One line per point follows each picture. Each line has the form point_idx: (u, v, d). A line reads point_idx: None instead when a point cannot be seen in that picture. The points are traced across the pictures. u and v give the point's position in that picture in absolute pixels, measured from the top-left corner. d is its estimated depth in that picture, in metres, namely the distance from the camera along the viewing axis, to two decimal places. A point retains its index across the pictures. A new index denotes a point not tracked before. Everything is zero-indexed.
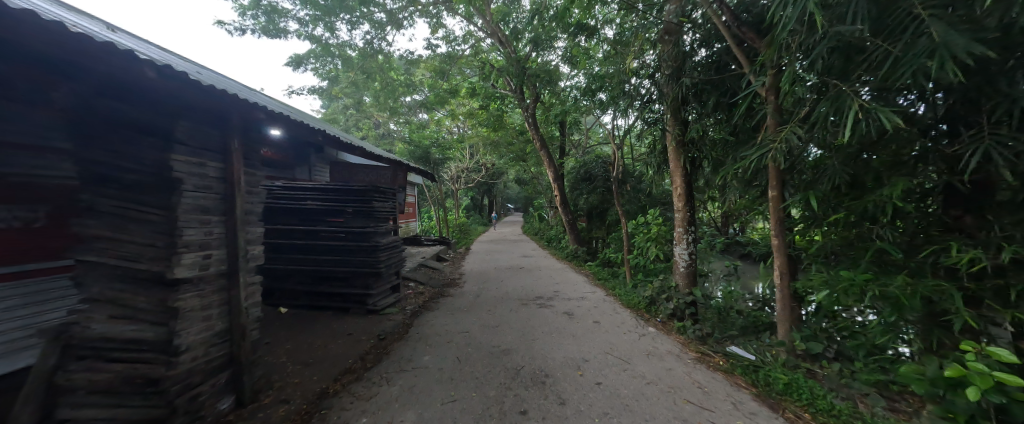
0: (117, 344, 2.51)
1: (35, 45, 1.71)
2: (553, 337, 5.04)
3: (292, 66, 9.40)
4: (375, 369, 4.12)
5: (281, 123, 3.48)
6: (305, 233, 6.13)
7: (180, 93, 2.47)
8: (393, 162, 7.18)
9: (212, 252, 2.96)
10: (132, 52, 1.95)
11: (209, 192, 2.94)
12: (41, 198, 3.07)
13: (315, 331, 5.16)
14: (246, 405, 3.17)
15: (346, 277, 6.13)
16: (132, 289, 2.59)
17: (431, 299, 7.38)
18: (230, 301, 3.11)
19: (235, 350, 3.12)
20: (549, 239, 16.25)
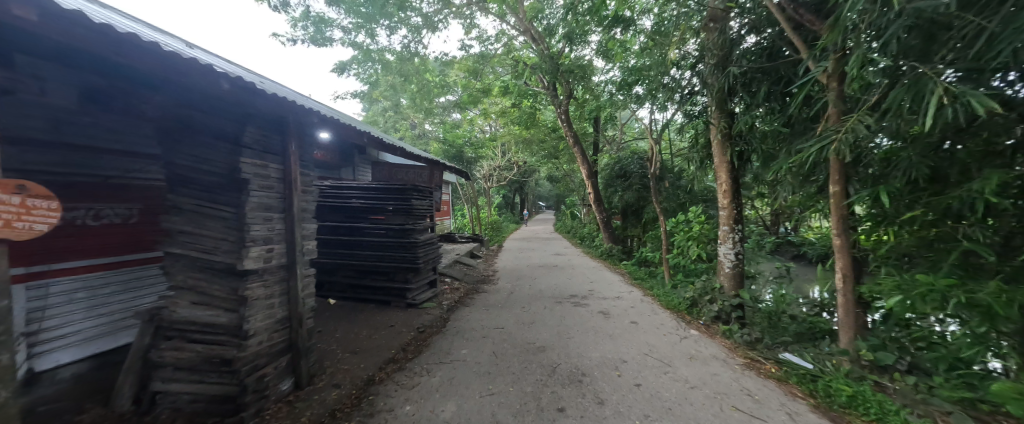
0: (198, 327, 2.88)
1: (137, 63, 1.96)
2: (590, 336, 4.99)
3: (337, 72, 9.97)
4: (416, 360, 4.31)
5: (332, 126, 3.69)
6: (350, 230, 6.49)
7: (247, 101, 2.71)
8: (431, 161, 7.44)
9: (275, 246, 3.21)
10: (210, 67, 2.18)
11: (271, 191, 3.20)
12: (136, 196, 3.52)
13: (361, 322, 5.47)
14: (304, 388, 3.43)
15: (388, 272, 6.43)
16: (209, 279, 2.93)
17: (467, 295, 7.56)
18: (289, 291, 3.37)
19: (293, 336, 3.39)
20: (582, 237, 16.02)
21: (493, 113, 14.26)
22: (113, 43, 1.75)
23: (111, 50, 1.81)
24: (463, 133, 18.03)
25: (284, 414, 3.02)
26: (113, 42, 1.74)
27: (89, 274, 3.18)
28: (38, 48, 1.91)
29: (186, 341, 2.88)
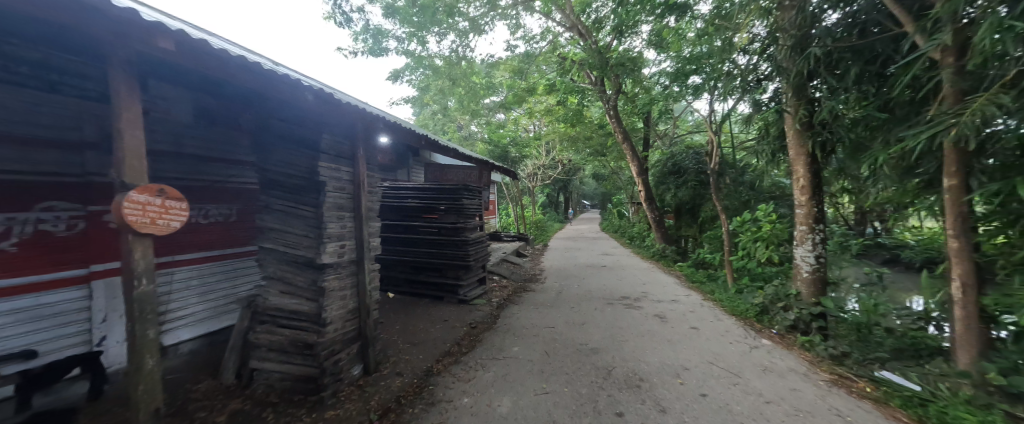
0: (285, 313, 3.30)
1: (242, 80, 2.25)
2: (644, 340, 4.78)
3: (392, 79, 10.58)
4: (470, 354, 4.44)
5: (394, 130, 3.91)
6: (406, 228, 6.87)
7: (324, 110, 2.97)
8: (481, 162, 7.61)
9: (346, 242, 3.50)
10: (299, 81, 2.45)
11: (343, 192, 3.48)
12: (235, 198, 4.04)
13: (418, 316, 5.76)
14: (371, 374, 3.70)
15: (440, 268, 6.70)
16: (294, 271, 3.30)
17: (515, 293, 7.62)
18: (359, 283, 3.65)
19: (362, 326, 3.67)
20: (631, 236, 15.37)
21: (539, 111, 14.16)
22: (231, 66, 2.06)
23: (223, 70, 2.10)
24: (508, 133, 18.15)
25: (355, 396, 3.29)
26: (229, 64, 2.06)
27: (201, 265, 3.71)
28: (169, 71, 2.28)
29: (277, 326, 3.33)
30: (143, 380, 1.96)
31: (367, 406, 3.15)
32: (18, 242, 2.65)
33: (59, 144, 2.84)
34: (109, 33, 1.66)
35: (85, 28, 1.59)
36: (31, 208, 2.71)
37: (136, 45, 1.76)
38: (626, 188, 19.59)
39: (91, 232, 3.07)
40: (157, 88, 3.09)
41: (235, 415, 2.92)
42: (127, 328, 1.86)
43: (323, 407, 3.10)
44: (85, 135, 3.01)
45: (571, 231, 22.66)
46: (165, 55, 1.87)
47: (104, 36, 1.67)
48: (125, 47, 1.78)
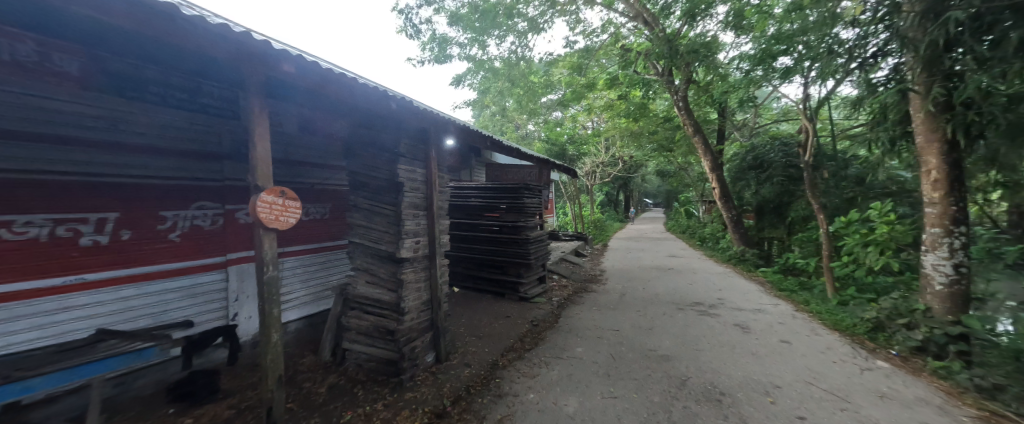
0: (370, 301, 3.65)
1: (341, 93, 2.66)
2: (722, 351, 4.36)
3: (454, 84, 11.05)
4: (533, 351, 4.47)
5: (461, 131, 4.09)
6: (470, 226, 7.14)
7: (402, 115, 3.23)
8: (541, 160, 7.60)
9: (421, 238, 3.75)
10: (384, 93, 2.81)
11: (417, 192, 3.73)
12: (328, 197, 4.57)
13: (482, 310, 5.96)
14: (442, 362, 3.92)
15: (502, 265, 6.83)
16: (378, 264, 3.65)
17: (576, 293, 7.47)
18: (431, 277, 3.88)
19: (434, 317, 3.90)
20: (702, 237, 14.10)
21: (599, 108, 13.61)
22: (329, 81, 2.43)
23: (325, 86, 2.51)
24: (566, 131, 17.80)
25: (430, 381, 3.52)
26: (327, 80, 2.43)
27: (303, 256, 4.25)
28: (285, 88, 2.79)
29: (363, 312, 3.70)
30: (270, 351, 2.36)
31: (441, 392, 3.35)
32: (179, 233, 3.36)
33: (204, 154, 3.51)
34: (242, 59, 2.09)
35: (228, 56, 2.04)
36: (188, 206, 3.41)
37: (260, 68, 2.18)
38: (696, 185, 18.06)
39: (226, 226, 3.73)
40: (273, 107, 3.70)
41: (332, 388, 3.38)
42: (260, 308, 2.30)
43: (402, 389, 3.37)
44: (223, 146, 3.65)
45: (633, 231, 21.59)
46: (280, 73, 2.28)
47: (237, 61, 2.12)
48: (252, 70, 2.21)
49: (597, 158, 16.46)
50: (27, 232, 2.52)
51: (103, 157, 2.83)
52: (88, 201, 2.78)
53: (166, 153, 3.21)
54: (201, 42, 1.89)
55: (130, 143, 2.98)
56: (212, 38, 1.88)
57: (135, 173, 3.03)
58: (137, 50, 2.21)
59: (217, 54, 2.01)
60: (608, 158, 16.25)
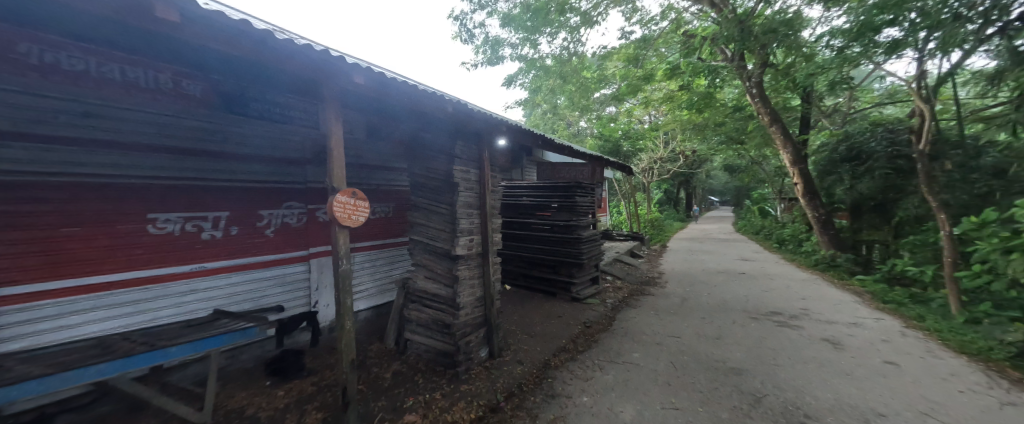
0: (428, 295, 3.82)
1: (405, 101, 2.82)
2: (806, 368, 3.85)
3: (505, 85, 11.18)
4: (587, 353, 4.35)
5: (513, 131, 4.10)
6: (521, 225, 7.16)
7: (456, 118, 3.34)
8: (595, 158, 7.37)
9: (475, 237, 3.83)
10: (442, 98, 2.95)
11: (471, 191, 3.81)
12: (391, 197, 4.87)
13: (533, 309, 5.94)
14: (496, 357, 3.97)
15: (553, 265, 6.75)
16: (435, 260, 3.80)
17: (632, 296, 7.13)
18: (485, 274, 3.95)
19: (488, 313, 3.96)
20: (780, 239, 12.65)
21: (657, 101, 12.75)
22: (393, 90, 2.60)
23: (390, 94, 2.68)
24: (620, 126, 16.91)
25: (484, 376, 3.58)
26: (392, 89, 2.60)
27: (368, 251, 4.57)
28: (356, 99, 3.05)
29: (422, 305, 3.89)
30: (343, 336, 2.57)
31: (495, 387, 3.39)
32: (273, 229, 3.82)
33: (292, 159, 3.97)
34: (324, 77, 2.31)
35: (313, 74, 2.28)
36: (279, 206, 3.86)
37: (338, 83, 2.40)
38: (772, 181, 16.25)
39: (309, 224, 4.15)
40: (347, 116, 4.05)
41: (395, 374, 3.60)
42: (335, 298, 2.51)
43: (458, 381, 3.47)
44: (307, 153, 4.07)
45: (696, 231, 20.09)
46: (354, 87, 2.49)
47: (320, 79, 2.35)
48: (329, 85, 2.44)
49: (655, 153, 15.53)
50: (165, 228, 3.09)
51: (216, 166, 3.36)
52: (204, 202, 3.31)
53: (261, 159, 3.69)
54: (291, 62, 2.13)
55: (234, 152, 3.48)
56: (300, 59, 2.12)
57: (240, 178, 3.54)
58: (240, 71, 2.57)
59: (306, 73, 2.26)
60: (667, 154, 15.25)
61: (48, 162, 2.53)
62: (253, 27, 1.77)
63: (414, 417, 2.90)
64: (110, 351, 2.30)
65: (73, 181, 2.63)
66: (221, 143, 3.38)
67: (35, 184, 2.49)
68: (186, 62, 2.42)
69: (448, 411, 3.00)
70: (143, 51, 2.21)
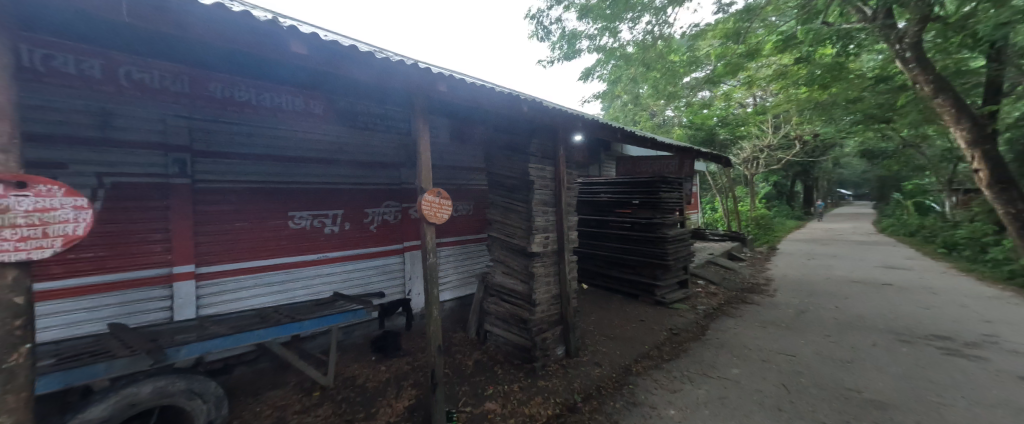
0: (506, 290, 4.01)
1: (486, 105, 3.02)
2: (982, 413, 2.98)
3: (583, 79, 10.95)
4: (674, 363, 4.07)
5: (590, 126, 4.03)
6: (600, 223, 6.98)
7: (532, 116, 3.44)
8: (682, 149, 6.78)
9: (550, 234, 3.88)
10: (520, 98, 3.08)
11: (546, 189, 3.87)
12: (472, 196, 5.20)
13: (613, 310, 5.77)
14: (573, 357, 3.97)
15: (635, 265, 6.46)
16: (512, 256, 3.97)
17: (728, 303, 6.42)
18: (560, 272, 3.97)
19: (564, 312, 3.98)
20: (950, 243, 9.93)
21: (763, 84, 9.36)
22: (473, 94, 2.80)
23: (473, 99, 2.90)
24: (714, 110, 13.29)
25: (560, 374, 3.62)
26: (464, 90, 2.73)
27: (452, 247, 4.97)
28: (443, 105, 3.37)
29: (500, 299, 4.09)
30: (432, 324, 2.85)
31: (572, 386, 3.41)
32: (375, 225, 4.39)
33: (390, 163, 4.51)
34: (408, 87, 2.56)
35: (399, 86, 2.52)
36: (380, 205, 4.42)
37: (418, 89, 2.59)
38: (937, 168, 12.73)
39: (404, 220, 4.66)
40: (434, 122, 4.46)
41: (477, 363, 3.86)
42: (425, 288, 2.79)
43: (535, 375, 3.59)
44: (401, 156, 4.59)
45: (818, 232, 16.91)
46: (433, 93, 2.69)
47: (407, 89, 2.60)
48: (419, 96, 2.71)
49: (761, 141, 13.35)
50: (300, 224, 3.79)
51: (334, 171, 4.02)
52: (326, 202, 3.96)
53: (366, 163, 4.29)
54: (375, 74, 2.36)
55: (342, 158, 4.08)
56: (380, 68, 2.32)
57: (351, 181, 4.15)
58: (352, 88, 3.04)
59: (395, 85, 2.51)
60: (778, 140, 12.99)
61: (227, 172, 3.34)
62: (362, 52, 2.11)
63: (494, 405, 3.09)
64: (265, 321, 2.93)
65: (238, 187, 3.41)
66: (337, 152, 4.02)
67: (219, 189, 3.32)
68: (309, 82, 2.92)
69: (525, 404, 3.12)
70: (285, 76, 2.74)
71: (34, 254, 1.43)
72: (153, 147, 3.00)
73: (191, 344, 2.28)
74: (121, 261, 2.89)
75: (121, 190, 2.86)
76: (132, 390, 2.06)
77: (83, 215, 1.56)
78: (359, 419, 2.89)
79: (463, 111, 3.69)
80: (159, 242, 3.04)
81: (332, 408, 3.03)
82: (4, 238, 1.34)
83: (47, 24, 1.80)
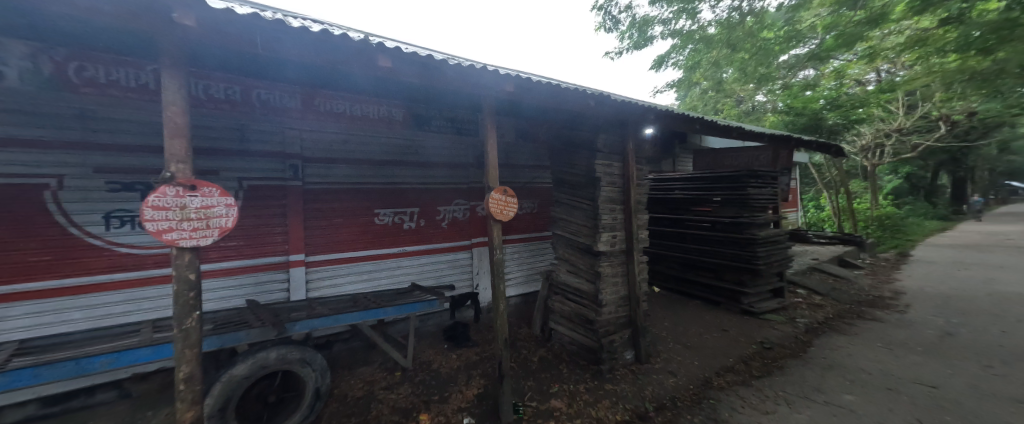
0: (571, 288, 4.00)
1: (551, 101, 3.03)
2: None
3: (655, 67, 10.32)
4: (765, 381, 3.65)
5: (663, 118, 3.80)
6: (673, 222, 6.55)
7: (598, 110, 3.37)
8: (776, 139, 6.02)
9: (618, 233, 3.77)
10: (584, 93, 3.04)
11: (614, 186, 3.77)
12: (537, 194, 5.26)
13: (689, 317, 5.38)
14: (643, 363, 3.81)
15: (716, 269, 5.94)
16: (576, 254, 3.96)
17: (835, 318, 5.54)
18: (629, 273, 3.84)
19: (633, 314, 3.84)
20: None
21: (902, 49, 5.96)
22: (540, 92, 2.84)
23: (538, 98, 2.94)
24: (820, 94, 9.68)
25: (630, 379, 3.51)
26: (459, 75, 2.49)
27: (518, 244, 5.10)
28: (508, 105, 3.49)
29: (566, 297, 4.11)
30: (499, 317, 2.97)
31: (643, 394, 3.28)
32: (447, 222, 4.70)
33: (460, 163, 4.77)
34: (420, 79, 2.43)
35: (402, 79, 2.37)
36: (451, 203, 4.71)
37: (423, 79, 2.44)
38: None
39: (473, 217, 4.91)
40: (501, 123, 4.62)
41: (543, 359, 3.91)
42: (492, 282, 2.92)
43: (603, 378, 3.52)
44: (469, 157, 4.84)
45: (974, 236, 13.47)
46: (438, 83, 2.52)
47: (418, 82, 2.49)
48: (487, 98, 2.83)
49: (887, 123, 10.91)
50: (385, 221, 4.22)
51: (411, 172, 4.38)
52: (405, 201, 4.35)
53: (440, 164, 4.60)
54: (381, 69, 2.28)
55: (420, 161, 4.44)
56: (381, 61, 2.21)
57: (428, 181, 4.51)
58: (428, 94, 3.31)
59: (404, 81, 2.40)
60: (912, 123, 10.58)
61: (330, 175, 3.87)
62: (436, 60, 2.30)
63: (560, 403, 3.11)
64: (357, 305, 3.33)
65: (336, 188, 3.92)
66: (415, 155, 4.41)
67: (322, 190, 3.85)
68: (376, 89, 3.16)
69: (593, 406, 3.09)
70: (373, 87, 3.09)
71: (197, 241, 1.83)
72: (276, 155, 3.58)
73: (303, 321, 2.71)
74: (253, 250, 3.50)
75: (252, 191, 3.47)
76: (262, 355, 2.53)
77: (231, 212, 1.92)
78: (435, 402, 3.13)
79: (527, 110, 3.74)
80: (279, 234, 3.62)
81: (412, 388, 3.33)
82: (182, 228, 1.76)
83: (206, 56, 2.29)
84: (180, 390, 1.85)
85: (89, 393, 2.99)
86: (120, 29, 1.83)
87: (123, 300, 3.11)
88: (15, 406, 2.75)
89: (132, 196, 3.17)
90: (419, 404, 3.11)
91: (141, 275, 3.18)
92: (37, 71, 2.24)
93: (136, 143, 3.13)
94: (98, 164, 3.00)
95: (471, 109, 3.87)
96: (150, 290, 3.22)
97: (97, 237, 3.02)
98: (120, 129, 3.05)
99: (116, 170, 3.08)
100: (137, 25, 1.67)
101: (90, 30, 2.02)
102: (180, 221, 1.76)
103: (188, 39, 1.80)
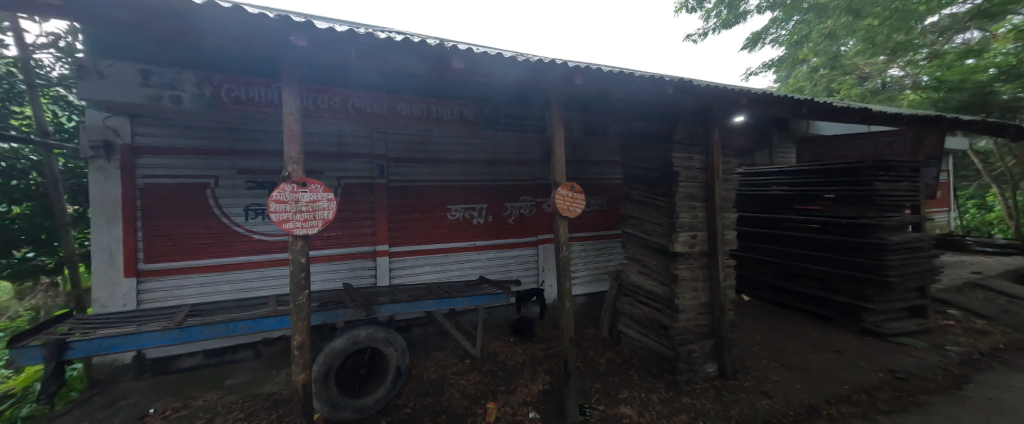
0: (644, 291, 3.77)
1: (623, 92, 2.88)
2: None
3: (749, 46, 9.11)
4: (897, 418, 2.98)
5: (758, 102, 3.34)
6: (770, 222, 5.74)
7: (677, 98, 3.10)
8: (918, 120, 4.85)
9: (699, 233, 3.44)
10: (663, 81, 2.83)
11: (695, 181, 3.43)
12: (607, 191, 5.07)
13: (787, 332, 4.67)
14: (728, 378, 3.43)
15: (826, 278, 5.05)
16: (650, 254, 3.73)
17: (1007, 349, 4.29)
18: (711, 277, 3.48)
19: (716, 323, 3.48)
20: None
21: None
22: (611, 82, 2.72)
23: (610, 88, 2.81)
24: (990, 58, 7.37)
25: (712, 396, 3.19)
26: (494, 67, 2.43)
27: (585, 242, 4.99)
28: (576, 98, 3.45)
29: (638, 299, 3.89)
30: (564, 316, 2.93)
31: (728, 413, 2.95)
32: (514, 218, 4.79)
33: (528, 160, 4.83)
34: (430, 71, 2.36)
35: (421, 73, 2.35)
36: (520, 199, 4.80)
37: (438, 72, 2.38)
38: None
39: (540, 214, 4.94)
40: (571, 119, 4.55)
41: (611, 362, 3.77)
42: (558, 279, 2.89)
43: (678, 390, 3.26)
44: (537, 153, 4.86)
45: None
46: (456, 75, 2.43)
47: (435, 76, 2.45)
48: (554, 92, 2.80)
49: None
50: (456, 216, 4.47)
51: (482, 169, 4.58)
52: (477, 197, 4.56)
53: (474, 161, 4.53)
54: (415, 66, 2.31)
55: (438, 158, 4.36)
56: (393, 54, 2.20)
57: (497, 177, 4.66)
58: (498, 92, 3.40)
59: (420, 74, 2.37)
60: None
61: (411, 173, 4.24)
62: (504, 58, 2.34)
63: (630, 411, 2.96)
64: (432, 294, 3.60)
65: (416, 186, 4.28)
66: (488, 153, 4.60)
67: (404, 187, 4.23)
68: (396, 85, 3.15)
69: (668, 418, 2.88)
70: (449, 88, 3.29)
71: (307, 231, 2.15)
72: (366, 156, 4.03)
73: (387, 304, 3.03)
74: (348, 240, 4.00)
75: (348, 188, 3.96)
76: (355, 332, 2.89)
77: (332, 206, 2.21)
78: (501, 392, 3.24)
79: (598, 104, 3.63)
80: (368, 226, 4.08)
81: (480, 376, 3.48)
82: (296, 219, 2.10)
83: (313, 69, 2.66)
84: (295, 355, 2.21)
85: (235, 350, 3.76)
86: (257, 54, 2.23)
87: (256, 277, 3.82)
88: (190, 354, 3.60)
89: (262, 192, 3.85)
90: (487, 392, 3.24)
91: (268, 257, 3.86)
92: (204, 95, 2.95)
93: (266, 150, 3.81)
94: (240, 167, 3.72)
95: (540, 106, 3.88)
96: (274, 270, 3.89)
97: (239, 225, 3.75)
98: (255, 139, 3.76)
99: (252, 172, 3.78)
100: (261, 50, 2.00)
101: (241, 59, 2.54)
102: (295, 213, 2.09)
103: (299, 57, 2.09)
